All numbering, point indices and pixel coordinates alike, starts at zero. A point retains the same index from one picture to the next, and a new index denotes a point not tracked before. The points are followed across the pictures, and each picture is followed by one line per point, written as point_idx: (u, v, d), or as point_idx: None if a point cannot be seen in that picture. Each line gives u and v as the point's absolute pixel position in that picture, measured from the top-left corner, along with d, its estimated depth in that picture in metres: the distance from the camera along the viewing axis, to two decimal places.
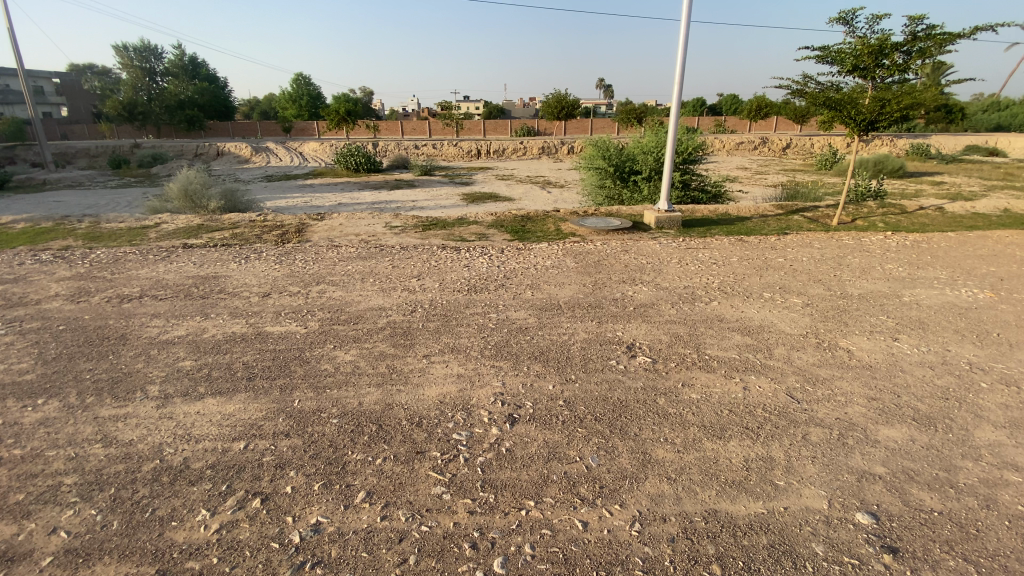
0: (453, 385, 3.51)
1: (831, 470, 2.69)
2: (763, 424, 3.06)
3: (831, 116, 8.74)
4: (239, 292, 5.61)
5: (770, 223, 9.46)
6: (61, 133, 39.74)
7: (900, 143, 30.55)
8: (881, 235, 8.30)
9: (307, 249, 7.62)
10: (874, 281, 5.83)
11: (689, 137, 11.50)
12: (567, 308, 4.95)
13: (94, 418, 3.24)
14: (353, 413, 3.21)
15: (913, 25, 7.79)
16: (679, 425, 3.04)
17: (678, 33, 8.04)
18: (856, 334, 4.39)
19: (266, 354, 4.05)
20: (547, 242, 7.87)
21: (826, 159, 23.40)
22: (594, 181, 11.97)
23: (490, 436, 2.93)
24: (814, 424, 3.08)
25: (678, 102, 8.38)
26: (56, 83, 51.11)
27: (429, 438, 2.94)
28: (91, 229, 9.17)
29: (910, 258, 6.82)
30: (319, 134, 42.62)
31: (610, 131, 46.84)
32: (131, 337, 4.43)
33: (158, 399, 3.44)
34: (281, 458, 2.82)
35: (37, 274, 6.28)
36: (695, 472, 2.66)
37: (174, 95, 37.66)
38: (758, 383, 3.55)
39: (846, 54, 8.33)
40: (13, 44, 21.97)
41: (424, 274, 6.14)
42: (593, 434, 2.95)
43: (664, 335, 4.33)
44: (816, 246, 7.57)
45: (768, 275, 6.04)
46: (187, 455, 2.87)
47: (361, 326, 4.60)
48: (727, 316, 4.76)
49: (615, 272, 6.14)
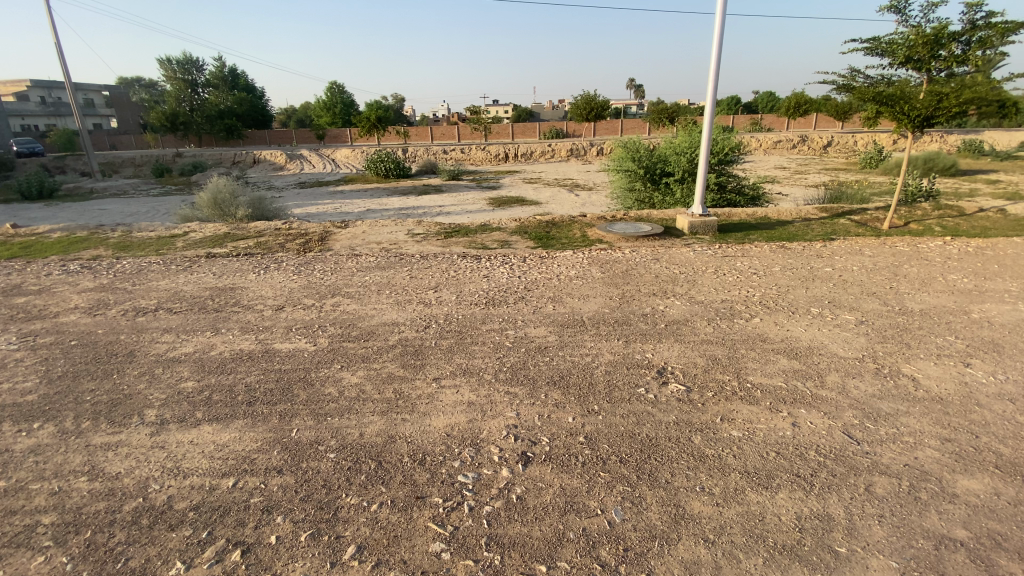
0: (462, 415, 3.19)
1: (902, 535, 2.25)
2: (818, 471, 2.63)
3: (881, 112, 8.07)
4: (253, 305, 5.46)
5: (814, 227, 8.83)
6: (110, 143, 41.77)
7: (952, 141, 28.63)
8: (939, 241, 7.58)
9: (327, 258, 7.49)
10: (936, 294, 5.23)
11: (724, 137, 10.94)
12: (591, 324, 4.58)
13: (86, 445, 3.05)
14: (352, 446, 2.93)
15: (972, 13, 7.09)
16: (718, 470, 2.65)
17: (714, 29, 7.58)
18: (920, 358, 3.86)
19: (271, 376, 3.82)
20: (572, 249, 7.51)
21: (870, 159, 22.20)
22: (624, 183, 11.51)
23: (500, 480, 2.61)
24: (878, 472, 2.63)
25: (713, 101, 7.87)
26: (107, 95, 53.72)
27: (432, 480, 2.63)
28: (122, 238, 9.31)
29: (976, 268, 6.15)
30: (352, 139, 43.34)
31: (642, 131, 45.93)
32: (138, 354, 4.29)
33: (153, 425, 3.23)
34: (269, 500, 2.55)
35: (61, 285, 6.32)
36: (738, 533, 2.27)
37: (215, 106, 39.00)
38: (809, 418, 3.10)
39: (897, 45, 7.63)
40: (61, 62, 22.98)
41: (442, 285, 5.88)
42: (617, 480, 2.58)
43: (700, 358, 3.90)
44: (867, 254, 6.94)
45: (815, 287, 5.52)
46: (171, 494, 2.63)
47: (371, 343, 4.35)
48: (770, 335, 4.29)
49: (644, 284, 5.72)
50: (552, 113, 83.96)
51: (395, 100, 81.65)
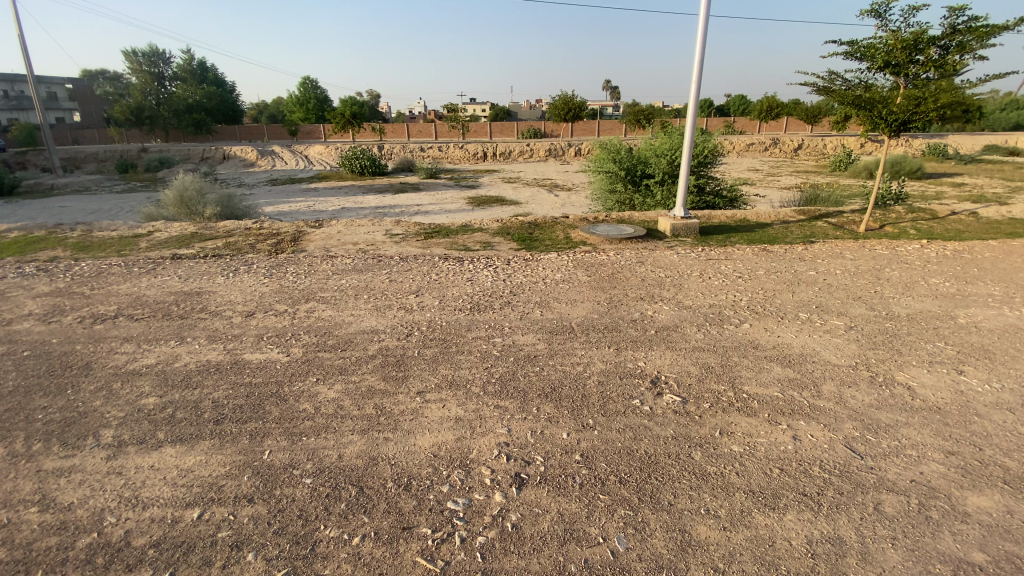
0: (450, 433, 2.99)
1: (918, 559, 2.15)
2: (825, 490, 2.54)
3: (859, 116, 8.14)
4: (222, 311, 5.14)
5: (793, 229, 8.90)
6: (72, 137, 40.11)
7: (917, 145, 29.69)
8: (916, 244, 7.70)
9: (301, 260, 7.16)
10: (921, 299, 5.26)
11: (704, 138, 10.95)
12: (580, 331, 4.43)
13: (35, 471, 2.72)
14: (331, 470, 2.71)
15: (953, 17, 7.19)
16: (722, 490, 2.52)
17: (697, 28, 7.52)
18: (913, 365, 3.82)
19: (240, 391, 3.54)
20: (556, 252, 7.36)
21: (841, 160, 22.99)
22: (604, 184, 11.44)
23: (493, 506, 2.43)
24: (886, 490, 2.55)
25: (696, 103, 7.79)
26: (69, 87, 51.33)
27: (419, 507, 2.43)
28: (82, 238, 8.77)
29: (955, 271, 6.24)
30: (327, 136, 42.48)
31: (619, 131, 46.31)
32: (95, 366, 3.93)
33: (110, 447, 2.92)
34: (238, 534, 2.31)
35: (14, 289, 5.85)
36: (749, 561, 2.14)
37: (182, 100, 37.37)
38: (809, 431, 3.01)
39: (876, 49, 7.71)
40: (22, 53, 21.80)
41: (424, 289, 5.66)
42: (618, 503, 2.43)
43: (693, 366, 3.79)
44: (848, 257, 6.99)
45: (801, 291, 5.50)
46: (130, 528, 2.35)
47: (349, 353, 4.11)
48: (762, 342, 4.21)
49: (631, 288, 5.60)
50: (530, 112, 84.45)
51: (371, 96, 80.80)
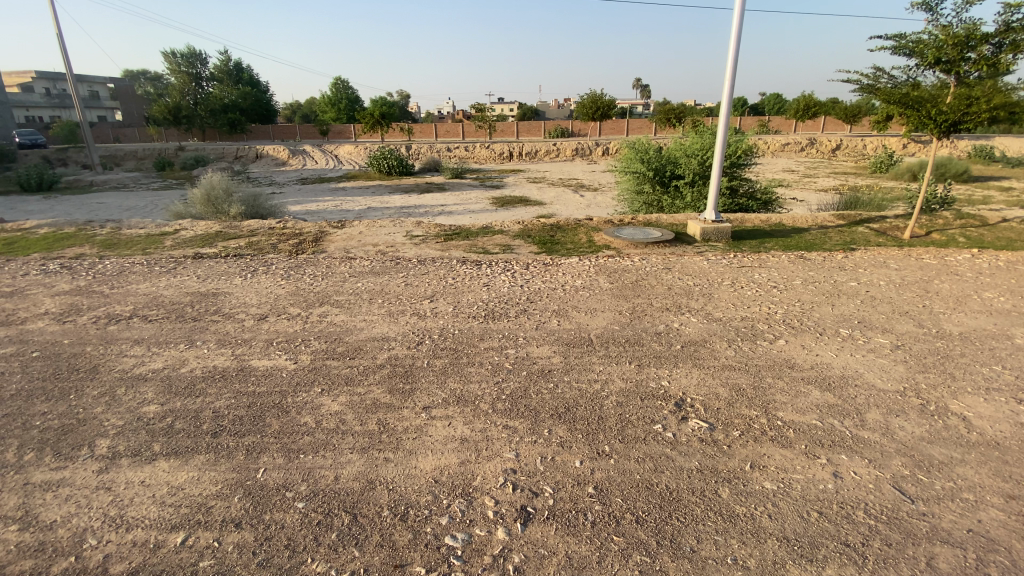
0: (454, 456, 2.79)
1: None
2: (869, 540, 2.23)
3: (905, 116, 7.59)
4: (234, 314, 5.07)
5: (833, 235, 8.38)
6: (114, 135, 41.61)
7: (963, 146, 28.25)
8: (967, 253, 7.14)
9: (319, 261, 7.10)
10: (975, 315, 4.81)
11: (738, 137, 10.47)
12: (599, 344, 4.17)
13: (24, 484, 2.64)
14: (325, 493, 2.53)
15: (1009, 14, 6.63)
16: (752, 536, 2.24)
17: (732, 24, 7.14)
18: (968, 393, 3.43)
19: (242, 401, 3.41)
20: (578, 256, 7.11)
21: (881, 163, 21.94)
22: (631, 185, 11.09)
23: (494, 544, 2.21)
24: (940, 541, 2.23)
25: (729, 101, 7.40)
26: (113, 87, 53.45)
27: (414, 541, 2.24)
28: (110, 235, 8.91)
29: (1011, 284, 5.74)
30: (356, 135, 43.02)
31: (648, 131, 45.55)
32: (101, 370, 3.87)
33: (102, 460, 2.82)
34: (221, 564, 2.16)
35: (36, 287, 5.92)
36: None
37: (218, 100, 38.11)
38: (852, 467, 2.70)
39: (926, 45, 7.16)
40: (64, 55, 22.64)
41: (440, 294, 5.49)
42: (634, 549, 2.18)
43: (722, 388, 3.49)
44: (893, 266, 6.51)
45: (841, 304, 5.10)
46: (109, 553, 2.22)
47: (357, 362, 3.96)
48: (798, 361, 3.87)
49: (657, 297, 5.32)
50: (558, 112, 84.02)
51: (401, 96, 81.87)
